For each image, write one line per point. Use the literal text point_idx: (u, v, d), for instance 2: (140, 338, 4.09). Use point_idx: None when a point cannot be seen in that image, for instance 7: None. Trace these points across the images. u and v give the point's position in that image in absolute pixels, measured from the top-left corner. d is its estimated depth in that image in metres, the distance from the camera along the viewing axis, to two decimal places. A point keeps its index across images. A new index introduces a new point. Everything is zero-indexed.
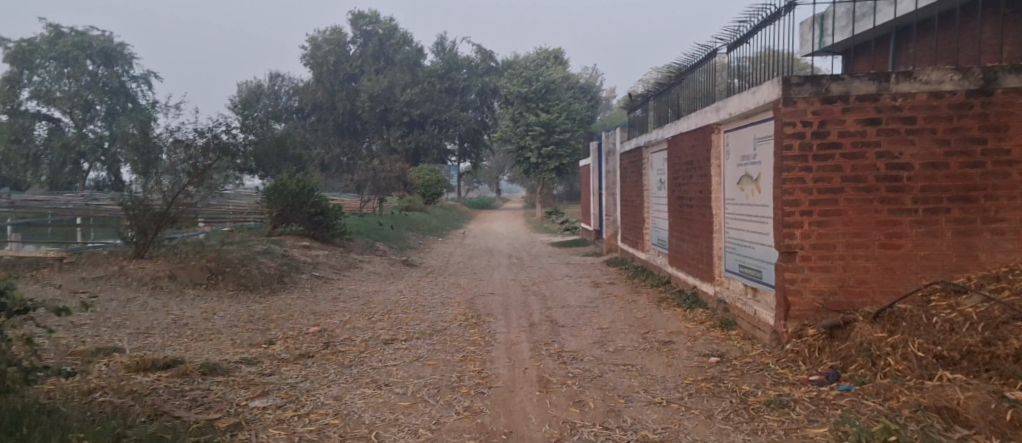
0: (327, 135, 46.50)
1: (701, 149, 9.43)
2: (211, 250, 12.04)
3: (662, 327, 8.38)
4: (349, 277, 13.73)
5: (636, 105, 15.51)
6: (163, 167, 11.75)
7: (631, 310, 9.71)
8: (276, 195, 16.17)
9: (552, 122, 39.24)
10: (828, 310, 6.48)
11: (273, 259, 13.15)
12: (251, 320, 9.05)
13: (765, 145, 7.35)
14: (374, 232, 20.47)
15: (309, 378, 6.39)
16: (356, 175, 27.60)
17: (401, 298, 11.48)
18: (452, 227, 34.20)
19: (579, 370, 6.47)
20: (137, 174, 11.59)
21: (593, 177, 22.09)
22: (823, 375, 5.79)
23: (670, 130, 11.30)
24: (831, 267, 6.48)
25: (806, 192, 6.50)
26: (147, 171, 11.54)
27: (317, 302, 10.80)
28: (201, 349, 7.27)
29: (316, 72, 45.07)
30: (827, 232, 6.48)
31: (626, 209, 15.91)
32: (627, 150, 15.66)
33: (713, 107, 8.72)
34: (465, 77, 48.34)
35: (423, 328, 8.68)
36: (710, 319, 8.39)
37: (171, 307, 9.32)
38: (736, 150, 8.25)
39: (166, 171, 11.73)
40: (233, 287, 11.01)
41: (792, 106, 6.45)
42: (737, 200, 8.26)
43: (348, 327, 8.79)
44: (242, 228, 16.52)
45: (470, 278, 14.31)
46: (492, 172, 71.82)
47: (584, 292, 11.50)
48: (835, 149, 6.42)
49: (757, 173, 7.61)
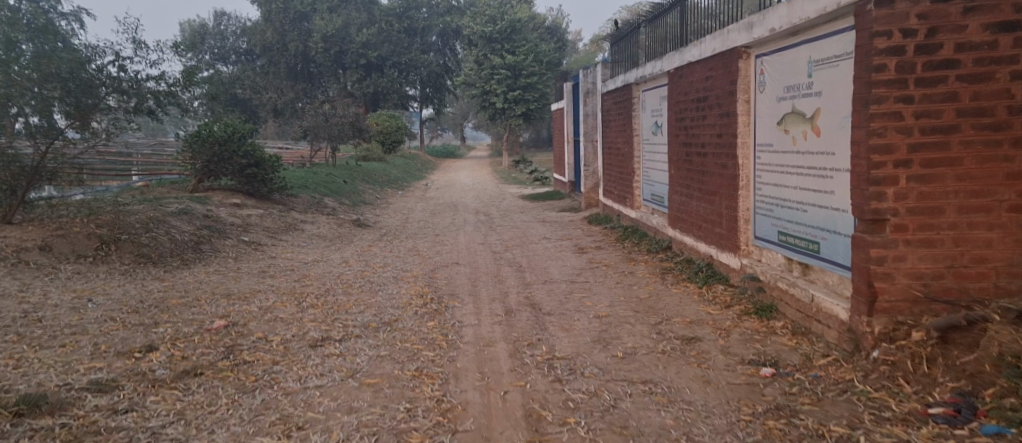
0: (278, 79, 43.24)
1: (721, 82, 7.39)
2: (105, 211, 9.69)
3: (678, 315, 6.45)
4: (287, 244, 11.57)
5: (621, 37, 13.35)
6: (81, 113, 9.21)
7: (630, 288, 7.78)
8: (200, 144, 13.76)
9: (519, 65, 36.78)
10: (931, 302, 4.52)
11: (189, 222, 10.89)
12: (136, 309, 6.84)
13: (827, 70, 5.30)
14: (323, 186, 18.22)
15: (185, 417, 4.31)
16: (306, 122, 25.04)
17: (344, 271, 9.41)
18: (412, 177, 31.96)
19: (583, 396, 4.48)
20: (72, 119, 9.21)
21: (567, 123, 20.02)
22: (948, 407, 3.83)
23: (672, 61, 9.25)
24: (937, 240, 4.50)
25: (903, 135, 4.45)
26: (85, 119, 9.31)
27: (238, 280, 8.66)
28: (41, 364, 5.09)
29: (263, 10, 41.58)
30: (932, 189, 4.47)
31: (610, 159, 13.91)
32: (611, 90, 13.56)
33: (745, 23, 6.61)
34: (424, 17, 45.32)
35: (367, 320, 6.65)
36: (739, 302, 6.48)
37: (31, 291, 7.06)
38: (777, 80, 6.22)
39: (80, 119, 9.25)
40: (129, 260, 8.78)
41: (887, 7, 4.36)
42: (777, 148, 6.25)
43: (268, 318, 6.69)
44: (161, 184, 14.17)
45: (431, 242, 12.29)
46: (456, 119, 69.10)
47: (568, 262, 9.56)
48: (948, 68, 4.36)
49: (811, 109, 5.57)
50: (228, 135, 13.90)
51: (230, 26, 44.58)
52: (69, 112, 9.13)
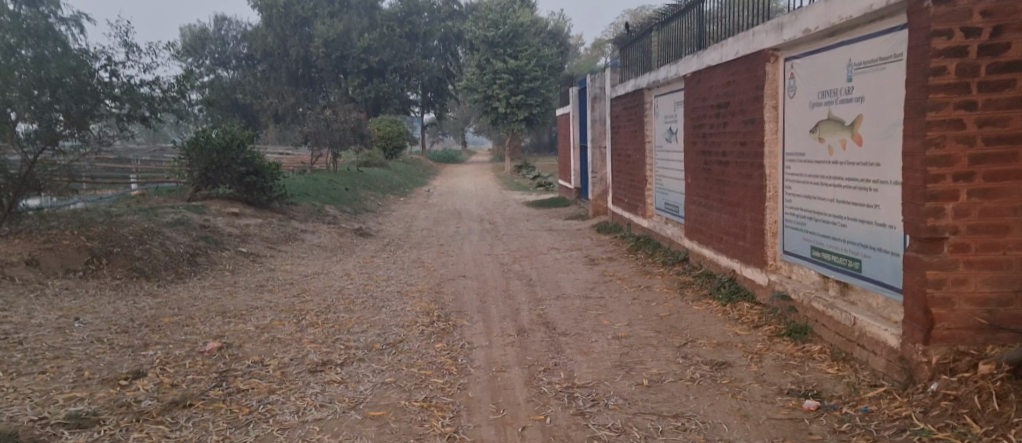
0: (279, 84, 42.87)
1: (745, 87, 6.99)
2: (97, 223, 9.25)
3: (703, 336, 6.03)
4: (287, 255, 11.17)
5: (631, 41, 12.96)
6: (79, 118, 8.97)
7: (648, 305, 7.36)
8: (198, 152, 13.36)
9: (522, 70, 36.43)
10: (996, 330, 4.10)
11: (185, 232, 10.47)
12: (125, 329, 6.40)
13: (869, 74, 4.89)
14: (324, 194, 17.81)
15: None
16: (307, 127, 24.63)
17: (345, 285, 9.00)
18: (414, 183, 31.54)
19: (610, 434, 4.07)
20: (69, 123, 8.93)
21: (572, 129, 19.65)
22: None
23: (689, 65, 8.86)
24: (1002, 261, 4.09)
25: (965, 144, 4.04)
26: (83, 123, 9.04)
27: (234, 295, 8.25)
28: (15, 394, 4.64)
29: (264, 14, 41.26)
30: (996, 205, 4.06)
31: (620, 166, 13.52)
32: (621, 95, 13.17)
33: (774, 24, 6.20)
34: (426, 22, 44.98)
35: (370, 342, 6.23)
36: (768, 323, 6.06)
37: (13, 309, 6.63)
38: (809, 85, 5.82)
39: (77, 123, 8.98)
40: (120, 275, 8.35)
41: (947, 4, 3.95)
42: (810, 158, 5.85)
43: (265, 339, 6.27)
44: (157, 193, 13.75)
45: (435, 252, 11.87)
46: (457, 124, 68.75)
47: (579, 276, 9.14)
48: (1016, 71, 3.95)
49: (850, 116, 5.16)
50: (226, 142, 13.49)
51: (231, 31, 44.20)
52: (68, 116, 8.88)
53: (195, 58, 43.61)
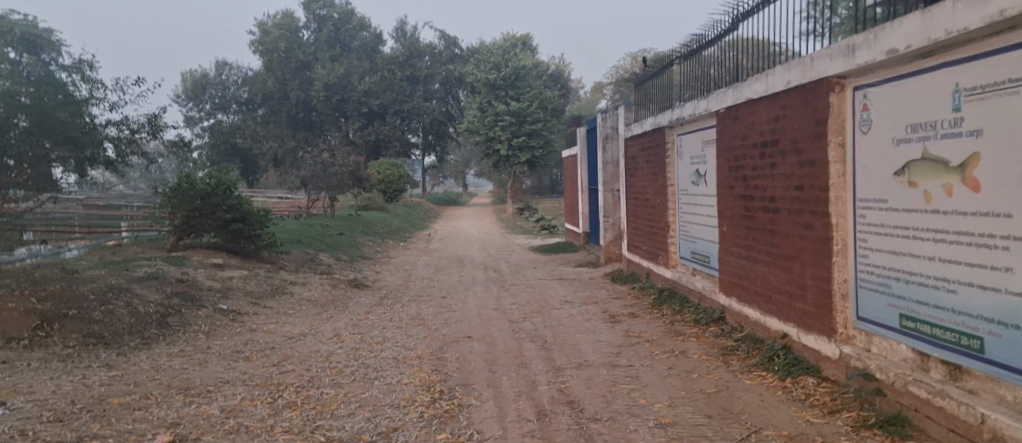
0: (278, 128, 42.25)
1: (800, 122, 6.00)
2: (54, 280, 8.17)
3: (768, 425, 4.91)
4: (273, 313, 10.06)
5: (651, 77, 12.06)
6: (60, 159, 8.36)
7: (689, 378, 6.24)
8: (179, 197, 12.34)
9: (524, 112, 35.78)
10: None
11: (157, 289, 9.38)
12: (60, 416, 5.27)
13: (992, 104, 3.89)
14: (318, 241, 16.77)
15: None
16: (303, 171, 23.71)
17: (335, 350, 7.87)
18: (414, 227, 30.56)
19: None
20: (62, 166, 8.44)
21: (581, 171, 18.67)
22: None
23: (722, 101, 7.90)
24: None
25: None
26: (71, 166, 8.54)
27: (204, 365, 7.12)
28: None
29: (264, 58, 40.78)
30: None
31: (637, 211, 12.49)
32: (638, 134, 12.22)
33: (842, 47, 5.22)
34: (427, 65, 44.48)
35: (358, 432, 5.11)
36: (848, 408, 4.96)
37: None
38: (889, 118, 4.83)
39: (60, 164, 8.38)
40: (74, 342, 7.23)
41: None
42: (895, 206, 4.81)
43: (230, 428, 5.14)
44: (133, 243, 12.69)
45: (436, 307, 10.76)
46: (458, 166, 68.22)
47: (602, 338, 8.01)
48: None
49: (961, 157, 4.14)
50: (211, 187, 12.49)
51: (231, 75, 43.66)
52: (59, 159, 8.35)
53: (193, 103, 43.02)
